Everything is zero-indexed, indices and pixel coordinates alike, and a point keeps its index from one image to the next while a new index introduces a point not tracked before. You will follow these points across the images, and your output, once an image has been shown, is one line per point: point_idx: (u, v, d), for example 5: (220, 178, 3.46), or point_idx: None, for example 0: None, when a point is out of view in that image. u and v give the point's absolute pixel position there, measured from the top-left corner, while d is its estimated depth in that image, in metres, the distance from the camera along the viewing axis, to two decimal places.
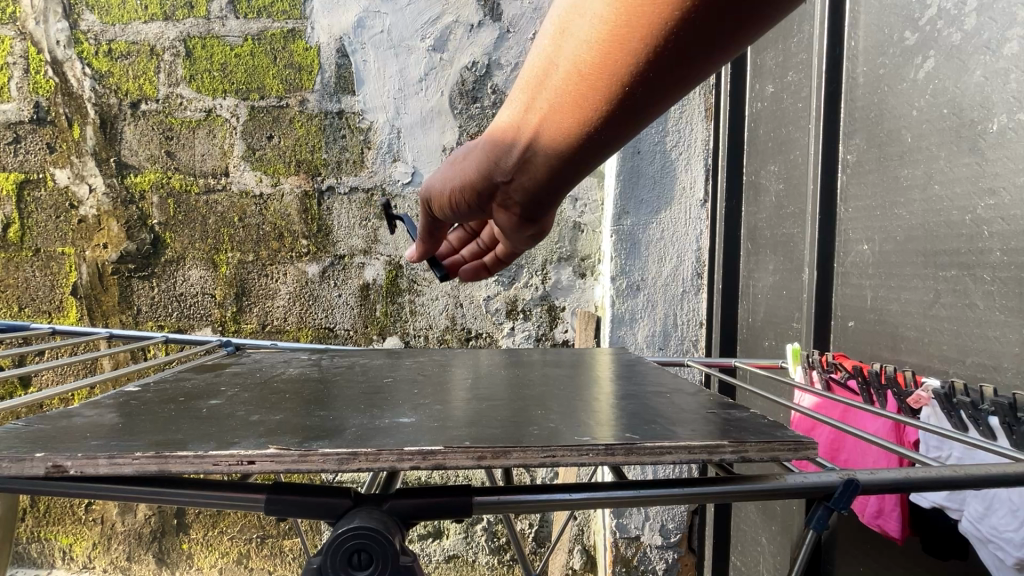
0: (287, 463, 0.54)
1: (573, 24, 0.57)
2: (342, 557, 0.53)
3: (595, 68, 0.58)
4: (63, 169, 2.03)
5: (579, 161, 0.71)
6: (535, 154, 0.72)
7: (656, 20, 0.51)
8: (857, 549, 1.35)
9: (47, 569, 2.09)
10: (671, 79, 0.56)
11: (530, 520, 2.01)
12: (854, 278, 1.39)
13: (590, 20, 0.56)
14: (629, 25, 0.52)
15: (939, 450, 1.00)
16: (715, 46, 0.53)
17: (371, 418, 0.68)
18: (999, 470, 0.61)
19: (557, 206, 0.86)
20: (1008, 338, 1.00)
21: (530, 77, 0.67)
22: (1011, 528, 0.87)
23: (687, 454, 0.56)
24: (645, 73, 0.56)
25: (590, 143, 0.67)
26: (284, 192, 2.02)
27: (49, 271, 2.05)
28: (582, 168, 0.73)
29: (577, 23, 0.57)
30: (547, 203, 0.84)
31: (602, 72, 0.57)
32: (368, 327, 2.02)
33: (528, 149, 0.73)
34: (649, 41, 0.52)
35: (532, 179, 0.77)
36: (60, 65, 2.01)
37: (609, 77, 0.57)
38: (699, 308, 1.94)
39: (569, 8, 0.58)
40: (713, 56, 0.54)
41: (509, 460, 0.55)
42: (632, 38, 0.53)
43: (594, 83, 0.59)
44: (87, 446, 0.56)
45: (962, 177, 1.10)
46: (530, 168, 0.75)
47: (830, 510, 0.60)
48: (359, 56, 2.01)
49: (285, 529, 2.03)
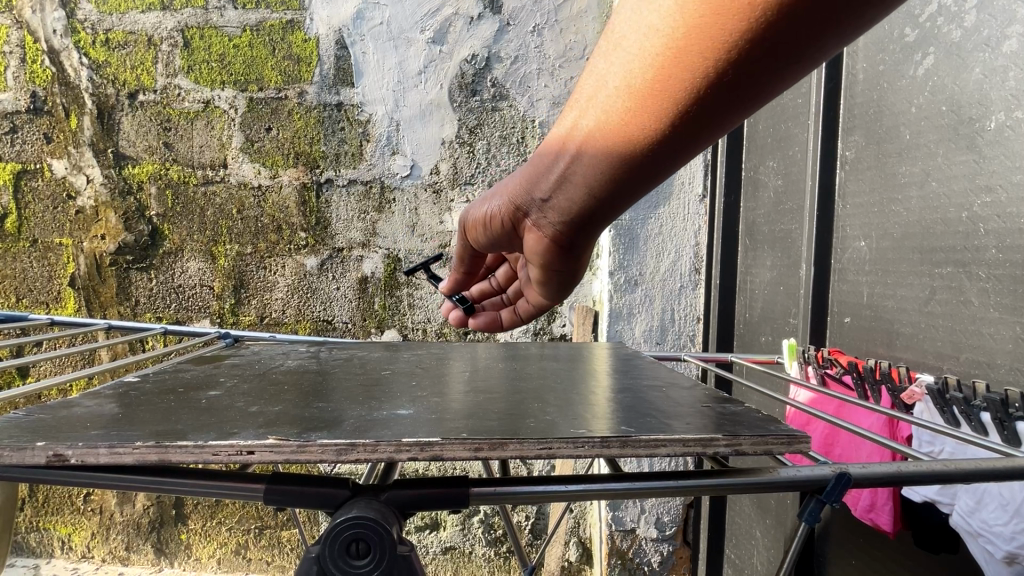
0: (287, 453, 0.55)
1: (629, 37, 0.58)
2: (341, 546, 0.54)
3: (647, 83, 0.58)
4: (60, 159, 2.02)
5: (619, 184, 0.70)
6: (577, 171, 0.72)
7: (715, 41, 0.51)
8: (849, 542, 1.36)
9: (47, 558, 2.11)
10: (722, 104, 0.57)
11: (526, 512, 2.03)
12: (850, 275, 1.40)
13: (643, 34, 0.56)
14: (691, 40, 0.53)
15: (931, 446, 1.00)
16: (773, 71, 0.53)
17: (369, 410, 0.68)
18: (989, 464, 0.62)
19: (593, 238, 0.85)
20: (1002, 334, 1.01)
21: (583, 93, 0.68)
22: (1002, 523, 0.88)
23: (682, 447, 0.57)
24: (704, 92, 0.56)
25: (637, 164, 0.66)
26: (283, 184, 2.02)
27: (47, 262, 2.05)
28: (620, 195, 0.72)
29: (631, 37, 0.58)
30: (588, 231, 0.83)
31: (659, 86, 0.57)
32: (366, 320, 2.03)
33: (571, 164, 0.72)
34: (710, 57, 0.53)
35: (569, 198, 0.77)
36: (56, 54, 2.00)
37: (663, 92, 0.57)
38: (698, 303, 1.95)
39: (624, 22, 0.59)
40: (772, 78, 0.54)
41: (506, 452, 0.56)
42: (693, 51, 0.53)
43: (649, 98, 0.59)
44: (87, 436, 0.56)
45: (959, 174, 1.10)
46: (572, 184, 0.74)
47: (822, 504, 0.61)
48: (357, 48, 2.00)
49: (283, 520, 2.04)
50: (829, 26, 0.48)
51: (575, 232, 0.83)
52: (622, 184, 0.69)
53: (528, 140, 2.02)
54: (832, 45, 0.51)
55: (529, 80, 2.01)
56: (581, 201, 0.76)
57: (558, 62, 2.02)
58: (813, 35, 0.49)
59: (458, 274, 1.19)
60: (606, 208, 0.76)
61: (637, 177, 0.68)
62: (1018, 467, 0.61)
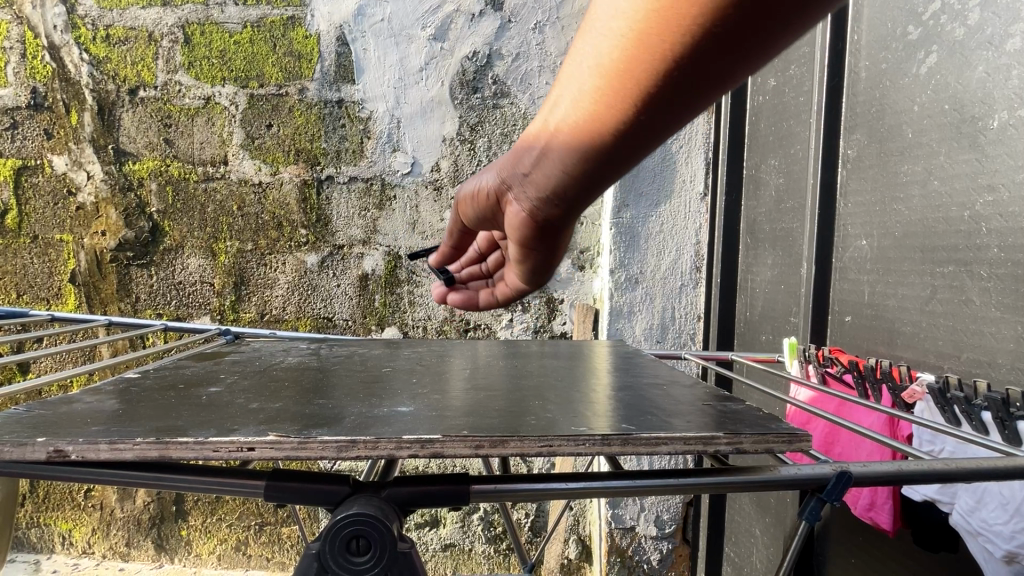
0: (287, 450, 0.55)
1: (601, 20, 0.59)
2: (341, 542, 0.54)
3: (616, 67, 0.58)
4: (60, 155, 2.02)
5: (594, 169, 0.70)
6: (553, 155, 0.72)
7: (679, 23, 0.52)
8: (849, 541, 1.36)
9: (47, 554, 2.11)
10: (690, 86, 0.57)
11: (526, 509, 2.03)
12: (852, 273, 1.40)
13: (614, 17, 0.57)
14: (655, 22, 0.53)
15: (931, 445, 1.00)
16: (740, 53, 0.53)
17: (369, 407, 0.68)
18: (991, 463, 0.61)
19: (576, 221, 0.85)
20: (1003, 334, 1.01)
21: (561, 77, 0.68)
22: (1001, 522, 0.88)
23: (682, 446, 0.57)
24: (670, 75, 0.56)
25: (609, 147, 0.66)
26: (283, 181, 2.02)
27: (48, 258, 2.05)
28: (595, 180, 0.72)
29: (603, 20, 0.58)
30: (568, 214, 0.83)
31: (628, 69, 0.57)
32: (366, 317, 2.03)
33: (547, 148, 0.73)
34: (674, 40, 0.53)
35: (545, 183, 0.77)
36: (56, 50, 1.99)
37: (631, 75, 0.58)
38: (698, 301, 1.94)
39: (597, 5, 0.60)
40: (744, 59, 0.54)
41: (507, 449, 0.56)
42: (658, 34, 0.53)
43: (619, 81, 0.59)
44: (87, 432, 0.56)
45: (961, 173, 1.10)
46: (548, 169, 0.75)
47: (823, 502, 0.61)
48: (358, 45, 2.00)
49: (283, 516, 2.05)
50: (792, 7, 0.48)
51: (556, 216, 0.83)
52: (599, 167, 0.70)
53: None
54: (799, 27, 0.51)
55: (530, 78, 2.01)
56: (559, 184, 0.76)
57: (560, 59, 2.01)
58: (776, 19, 0.49)
59: (446, 248, 1.18)
60: (584, 193, 0.76)
61: (613, 158, 0.68)
62: (1019, 467, 0.61)
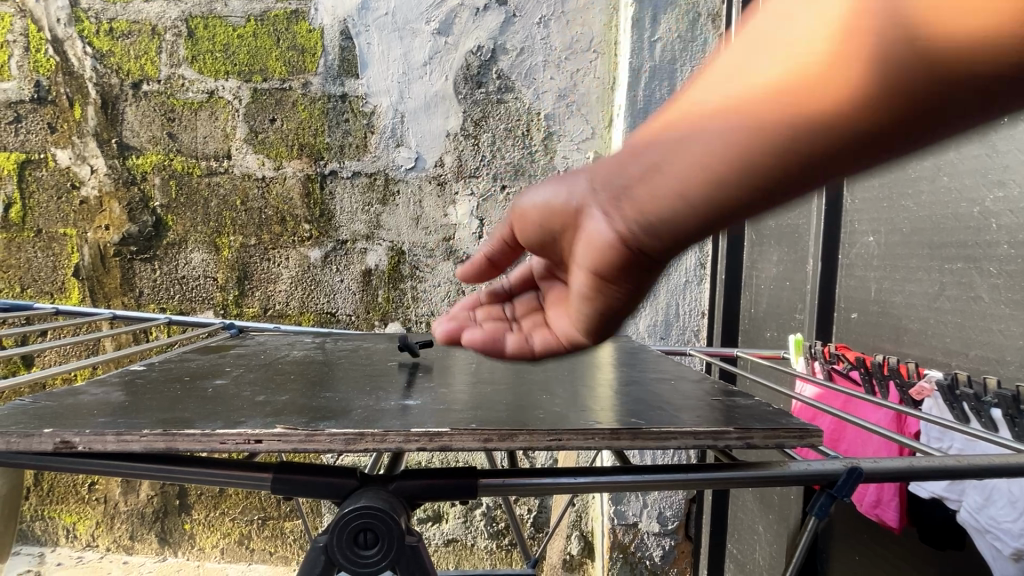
0: (295, 442, 0.54)
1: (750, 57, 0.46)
2: (348, 536, 0.53)
3: (754, 108, 0.45)
4: (64, 149, 2.02)
5: (660, 235, 0.53)
6: (610, 207, 0.56)
7: (864, 69, 0.40)
8: (853, 538, 1.36)
9: (52, 547, 2.12)
10: (828, 154, 0.44)
11: (529, 505, 2.03)
12: (858, 270, 1.39)
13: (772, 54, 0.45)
14: (834, 63, 0.41)
15: (940, 442, 0.99)
16: (902, 130, 0.41)
17: (376, 400, 0.68)
18: (1002, 460, 0.61)
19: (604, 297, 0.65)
20: (1012, 331, 1.00)
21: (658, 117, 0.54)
22: (1010, 520, 0.87)
23: (693, 440, 0.56)
24: (819, 133, 0.43)
25: (692, 212, 0.50)
26: (286, 175, 2.01)
27: (51, 252, 2.05)
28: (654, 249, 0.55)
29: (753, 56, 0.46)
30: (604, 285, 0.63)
31: (771, 118, 0.44)
32: (370, 312, 2.02)
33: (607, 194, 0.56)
34: (848, 89, 0.41)
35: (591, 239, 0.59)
36: (60, 44, 1.99)
37: (772, 120, 0.44)
38: (702, 297, 1.92)
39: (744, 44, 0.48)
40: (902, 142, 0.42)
41: (516, 443, 0.55)
42: (831, 80, 0.41)
43: (751, 131, 0.45)
44: (93, 423, 0.56)
45: (972, 169, 1.09)
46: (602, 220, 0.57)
47: (833, 498, 0.61)
48: (362, 39, 1.99)
49: (286, 511, 2.05)
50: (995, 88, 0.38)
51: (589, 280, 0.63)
52: (693, 223, 0.51)
53: (533, 132, 2.01)
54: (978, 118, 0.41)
55: (534, 72, 2.00)
56: (609, 241, 0.57)
57: (565, 54, 2.00)
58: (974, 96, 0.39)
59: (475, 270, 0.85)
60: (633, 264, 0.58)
61: (695, 230, 0.52)
62: None
